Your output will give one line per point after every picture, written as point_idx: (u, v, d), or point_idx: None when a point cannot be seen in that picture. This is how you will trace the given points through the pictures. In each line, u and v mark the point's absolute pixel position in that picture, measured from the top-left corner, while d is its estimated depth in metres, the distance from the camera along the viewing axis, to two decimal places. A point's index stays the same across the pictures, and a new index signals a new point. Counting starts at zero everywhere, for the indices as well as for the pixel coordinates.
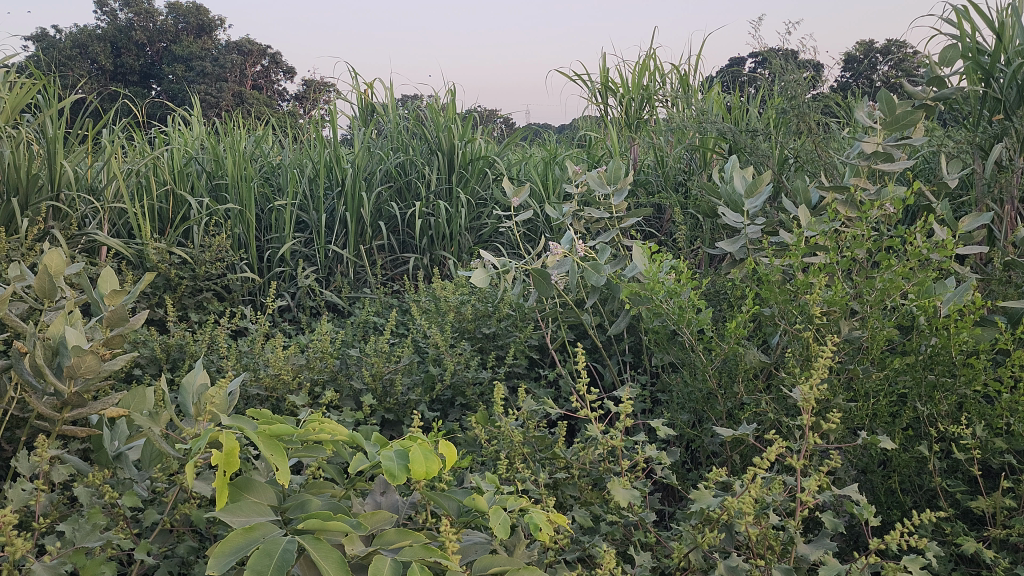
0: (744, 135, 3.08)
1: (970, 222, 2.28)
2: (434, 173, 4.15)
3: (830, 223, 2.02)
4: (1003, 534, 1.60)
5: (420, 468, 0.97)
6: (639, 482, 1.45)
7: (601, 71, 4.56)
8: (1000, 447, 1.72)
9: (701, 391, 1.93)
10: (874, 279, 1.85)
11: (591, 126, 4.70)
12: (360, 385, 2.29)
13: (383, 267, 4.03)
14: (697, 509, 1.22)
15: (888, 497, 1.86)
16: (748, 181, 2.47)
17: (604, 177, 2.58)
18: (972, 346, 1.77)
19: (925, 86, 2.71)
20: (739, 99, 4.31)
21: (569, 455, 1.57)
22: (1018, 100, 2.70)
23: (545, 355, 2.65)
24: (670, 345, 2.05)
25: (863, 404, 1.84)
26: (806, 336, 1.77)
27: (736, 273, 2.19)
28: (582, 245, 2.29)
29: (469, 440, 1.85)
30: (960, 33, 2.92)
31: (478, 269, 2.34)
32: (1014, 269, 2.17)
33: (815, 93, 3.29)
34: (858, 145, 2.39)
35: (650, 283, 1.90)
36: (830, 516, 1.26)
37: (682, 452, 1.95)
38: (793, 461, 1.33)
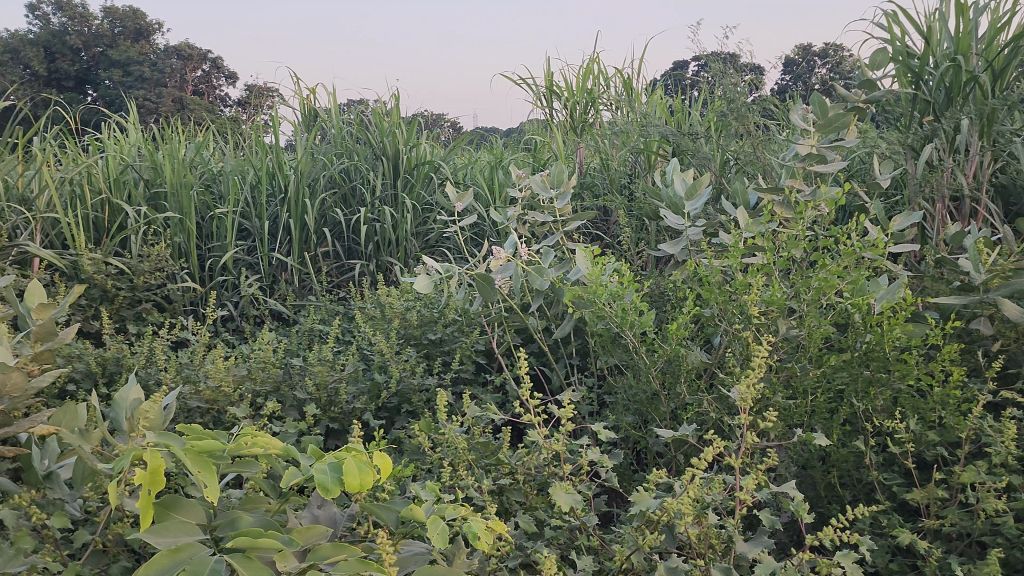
0: (686, 138, 3.16)
1: (902, 221, 2.34)
2: (379, 178, 4.12)
3: (768, 224, 2.07)
4: (938, 524, 1.64)
5: (354, 481, 0.95)
6: (583, 485, 1.46)
7: (545, 75, 4.59)
8: (933, 440, 1.77)
9: (645, 393, 1.95)
10: (811, 279, 1.89)
11: (537, 130, 4.73)
12: (304, 394, 2.25)
13: (329, 274, 3.99)
14: (638, 511, 1.22)
15: (828, 492, 1.90)
16: (688, 183, 2.49)
17: (547, 181, 2.58)
18: (905, 342, 1.82)
19: (859, 89, 2.77)
20: (681, 102, 4.38)
21: (514, 460, 1.59)
22: (946, 102, 2.84)
23: (492, 360, 2.65)
24: (614, 348, 2.05)
25: (802, 402, 1.88)
26: (746, 335, 1.80)
27: (677, 275, 2.22)
28: (525, 250, 2.29)
29: (413, 448, 1.84)
30: (891, 37, 3.04)
31: (422, 275, 2.32)
32: (944, 266, 2.24)
33: (753, 95, 3.36)
34: (795, 147, 2.42)
35: (593, 285, 1.91)
36: (767, 514, 1.28)
37: (628, 454, 1.96)
38: (732, 461, 1.35)
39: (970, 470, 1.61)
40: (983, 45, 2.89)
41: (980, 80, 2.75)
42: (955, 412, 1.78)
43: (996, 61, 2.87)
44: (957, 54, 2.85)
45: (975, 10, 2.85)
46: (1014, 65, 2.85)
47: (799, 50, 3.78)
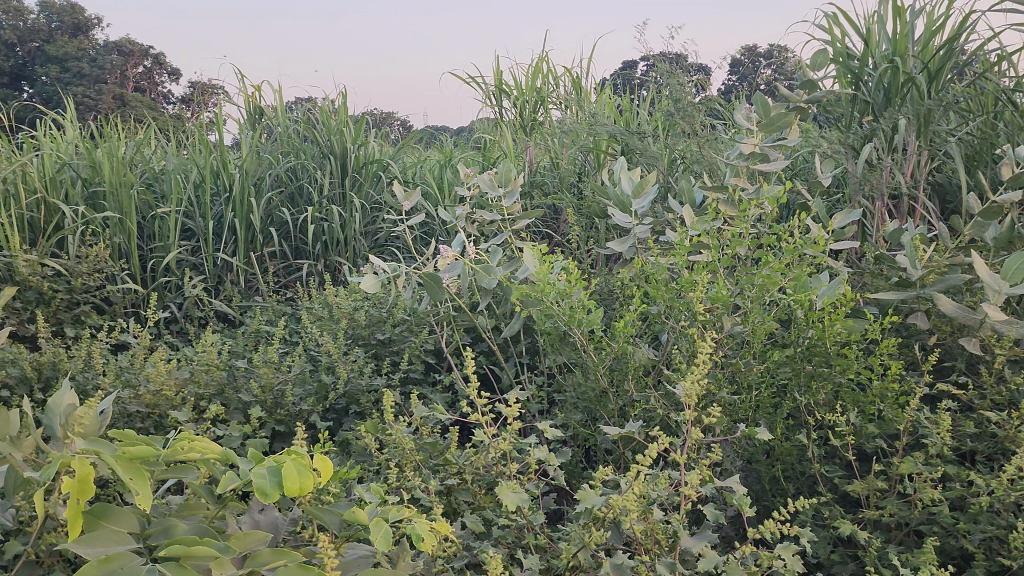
0: (634, 137, 3.19)
1: (843, 219, 2.39)
2: (326, 177, 4.06)
3: (713, 222, 2.09)
4: (877, 514, 1.68)
5: (294, 485, 0.94)
6: (530, 484, 1.46)
7: (494, 74, 4.59)
8: (872, 432, 1.81)
9: (593, 390, 1.95)
10: (754, 276, 1.92)
11: (487, 129, 4.73)
12: (248, 397, 2.21)
13: (276, 274, 3.93)
14: (583, 509, 1.22)
15: (771, 485, 1.93)
16: (635, 182, 2.51)
17: (494, 180, 2.57)
18: (846, 338, 1.85)
19: (801, 89, 2.81)
20: (629, 101, 4.41)
21: (462, 460, 1.59)
22: (884, 103, 2.91)
23: (441, 359, 2.64)
24: (562, 346, 2.05)
25: (746, 397, 1.90)
26: (692, 332, 1.82)
27: (624, 273, 2.23)
28: (472, 249, 2.28)
29: (360, 450, 1.82)
30: (831, 38, 3.10)
31: (369, 274, 2.29)
32: (883, 262, 2.29)
33: (700, 95, 3.40)
34: (739, 146, 2.45)
35: (541, 284, 1.91)
36: (711, 508, 1.30)
37: (576, 452, 1.98)
38: (677, 457, 1.36)
39: (908, 461, 1.65)
40: (919, 46, 2.97)
41: (917, 81, 2.82)
42: (893, 404, 1.82)
43: (932, 63, 2.94)
44: (894, 56, 2.92)
45: (911, 13, 2.93)
46: (949, 66, 2.93)
47: (744, 51, 3.83)
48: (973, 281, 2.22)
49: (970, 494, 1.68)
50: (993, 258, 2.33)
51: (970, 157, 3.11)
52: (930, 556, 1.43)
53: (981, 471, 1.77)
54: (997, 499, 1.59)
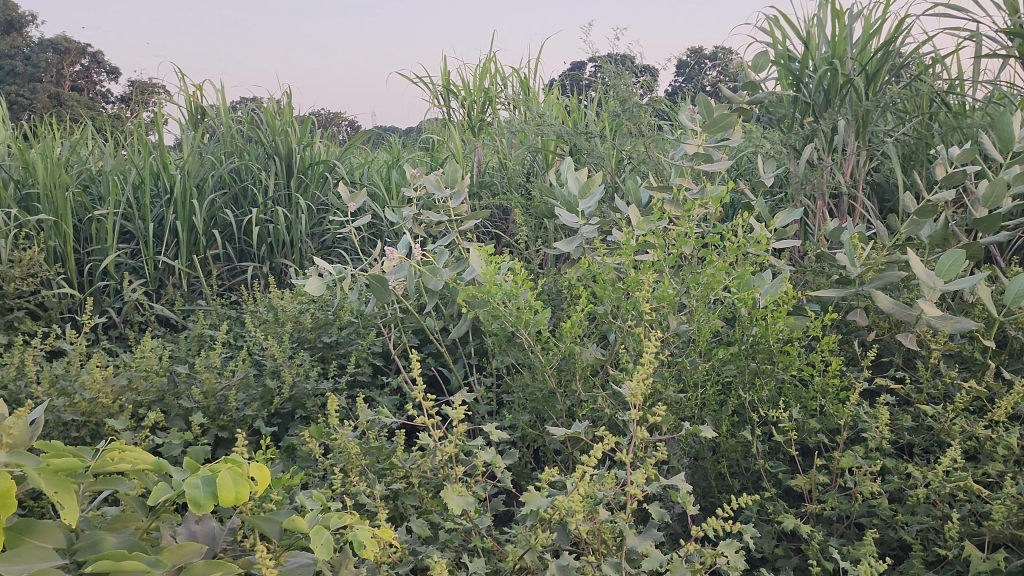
0: (581, 137, 3.21)
1: (784, 218, 2.43)
2: (271, 178, 4.00)
3: (658, 222, 2.10)
4: (820, 508, 1.71)
5: (229, 494, 0.91)
6: (476, 487, 1.45)
7: (442, 73, 4.57)
8: (814, 427, 1.84)
9: (541, 391, 1.95)
10: (699, 275, 1.93)
11: (435, 128, 4.70)
12: (190, 403, 2.15)
13: (220, 277, 3.85)
14: (529, 511, 1.22)
15: (718, 482, 1.95)
16: (581, 182, 2.51)
17: (441, 180, 2.56)
18: (788, 335, 1.88)
19: (743, 91, 2.86)
20: (577, 102, 4.43)
21: (408, 464, 1.57)
22: (824, 104, 2.96)
23: (389, 362, 2.62)
24: (509, 347, 2.05)
25: (692, 395, 1.92)
26: (638, 331, 1.82)
27: (572, 274, 2.24)
28: (418, 250, 2.26)
29: (305, 455, 1.79)
30: (773, 40, 3.15)
31: (314, 277, 2.26)
32: (824, 260, 2.34)
33: (646, 96, 3.43)
34: (683, 146, 2.48)
35: (488, 284, 1.90)
36: (656, 507, 1.30)
37: (525, 453, 1.97)
38: (623, 456, 1.36)
39: (848, 455, 1.69)
40: (857, 49, 3.03)
41: (855, 83, 2.88)
42: (834, 400, 1.86)
43: (870, 65, 3.01)
44: (833, 58, 2.98)
45: (849, 16, 2.99)
46: (887, 68, 3.00)
47: (690, 53, 3.88)
48: (910, 278, 2.28)
49: (908, 487, 1.71)
50: (928, 255, 2.39)
51: (906, 157, 3.19)
52: (870, 548, 1.45)
53: (918, 463, 1.81)
54: (934, 490, 1.63)
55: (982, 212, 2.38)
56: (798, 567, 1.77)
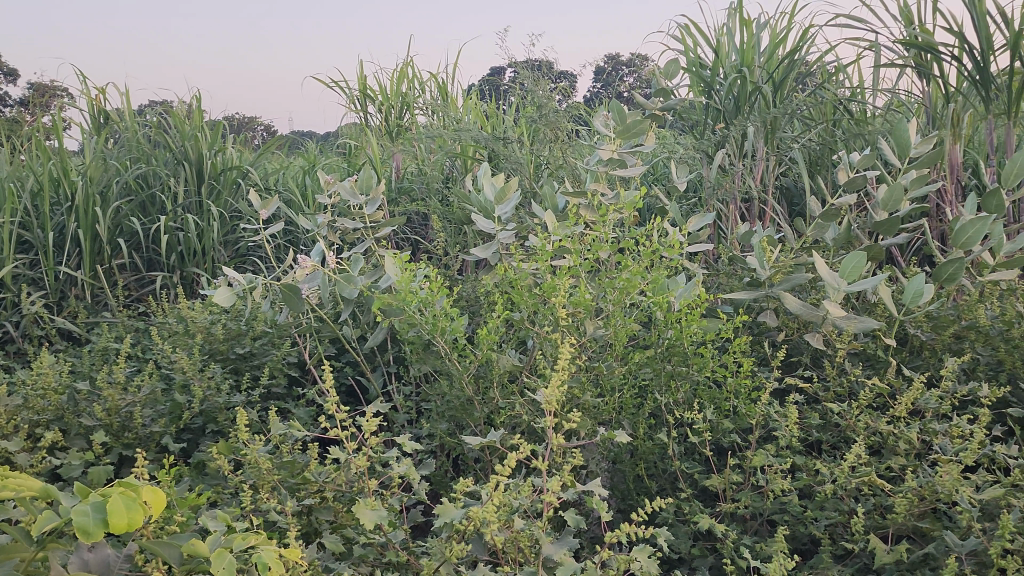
0: (498, 143, 3.22)
1: (697, 222, 2.47)
2: (180, 184, 3.87)
3: (573, 227, 2.11)
4: (733, 507, 1.74)
5: (120, 520, 0.89)
6: (391, 500, 1.42)
7: (358, 78, 4.51)
8: (727, 428, 1.88)
9: (458, 399, 1.93)
10: (615, 280, 1.95)
11: (352, 133, 4.64)
12: (91, 421, 2.06)
13: (127, 287, 3.71)
14: (442, 523, 1.21)
15: (636, 485, 1.97)
16: (498, 188, 2.50)
17: (355, 187, 2.54)
18: (701, 337, 1.91)
19: (655, 97, 2.91)
20: (496, 108, 4.44)
21: (322, 478, 1.53)
22: (735, 110, 3.04)
23: (305, 372, 2.56)
24: (426, 355, 2.02)
25: (609, 399, 1.93)
26: (554, 337, 1.82)
27: (489, 281, 2.23)
28: (332, 257, 2.22)
29: (214, 471, 1.73)
30: (684, 48, 3.22)
31: (223, 287, 2.19)
32: (737, 262, 2.41)
33: (563, 102, 3.47)
34: (597, 152, 2.50)
35: (403, 292, 1.87)
36: (572, 514, 1.30)
37: (443, 462, 1.96)
38: (538, 463, 1.36)
39: (760, 454, 1.72)
40: (764, 57, 3.13)
41: (763, 90, 2.96)
42: (746, 400, 1.90)
43: (777, 72, 3.10)
44: (742, 66, 3.07)
45: (756, 25, 3.09)
46: (792, 77, 3.10)
47: (607, 59, 3.93)
48: (816, 280, 2.35)
49: (816, 483, 1.76)
50: (833, 257, 2.48)
51: (813, 162, 3.31)
52: (780, 545, 1.49)
53: (826, 459, 1.87)
54: (840, 486, 1.68)
55: (882, 215, 2.48)
56: (713, 566, 1.79)
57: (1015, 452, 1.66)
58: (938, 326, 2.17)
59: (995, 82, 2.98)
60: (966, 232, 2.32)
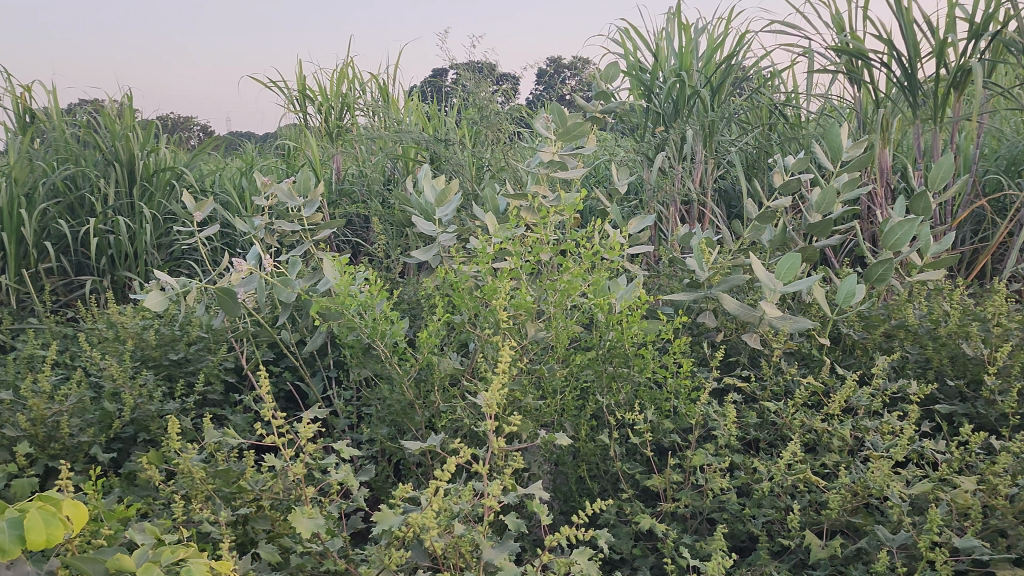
0: (439, 145, 3.20)
1: (638, 224, 2.48)
2: (111, 185, 3.75)
3: (514, 229, 2.11)
4: (673, 507, 1.76)
5: (38, 536, 0.90)
6: (329, 508, 1.40)
7: (297, 78, 4.44)
8: (668, 428, 1.89)
9: (399, 403, 1.91)
10: (556, 282, 1.95)
11: (291, 134, 4.56)
12: (14, 432, 1.97)
13: (54, 292, 3.58)
14: (380, 531, 1.19)
15: (578, 486, 1.97)
16: (438, 190, 2.48)
17: (293, 189, 2.48)
18: (642, 338, 1.93)
19: (596, 100, 2.93)
20: (437, 110, 4.41)
21: (258, 487, 1.50)
22: (674, 113, 3.07)
23: (243, 378, 2.50)
24: (366, 359, 1.99)
25: (551, 401, 1.93)
26: (495, 340, 1.81)
27: (430, 284, 2.21)
28: (269, 260, 2.18)
29: (145, 482, 1.68)
30: (624, 52, 3.25)
31: (155, 291, 2.12)
32: (677, 264, 2.45)
33: (505, 105, 3.47)
34: (538, 154, 2.49)
35: (342, 295, 1.83)
36: (513, 517, 1.30)
37: (384, 467, 1.93)
38: (478, 467, 1.35)
39: (699, 454, 1.74)
40: (702, 62, 3.18)
41: (701, 94, 3.01)
42: (686, 401, 1.92)
43: (715, 77, 3.15)
44: (681, 70, 3.11)
45: (694, 30, 3.14)
46: (729, 81, 3.16)
47: (549, 62, 3.95)
48: (753, 281, 2.40)
49: (755, 481, 1.79)
50: (770, 258, 2.52)
51: (750, 165, 3.37)
52: (719, 543, 1.50)
53: (764, 457, 1.90)
54: (777, 483, 1.71)
55: (816, 218, 2.53)
56: (654, 565, 1.81)
57: (942, 446, 1.71)
58: (870, 326, 2.22)
59: (922, 89, 3.08)
60: (895, 233, 2.39)
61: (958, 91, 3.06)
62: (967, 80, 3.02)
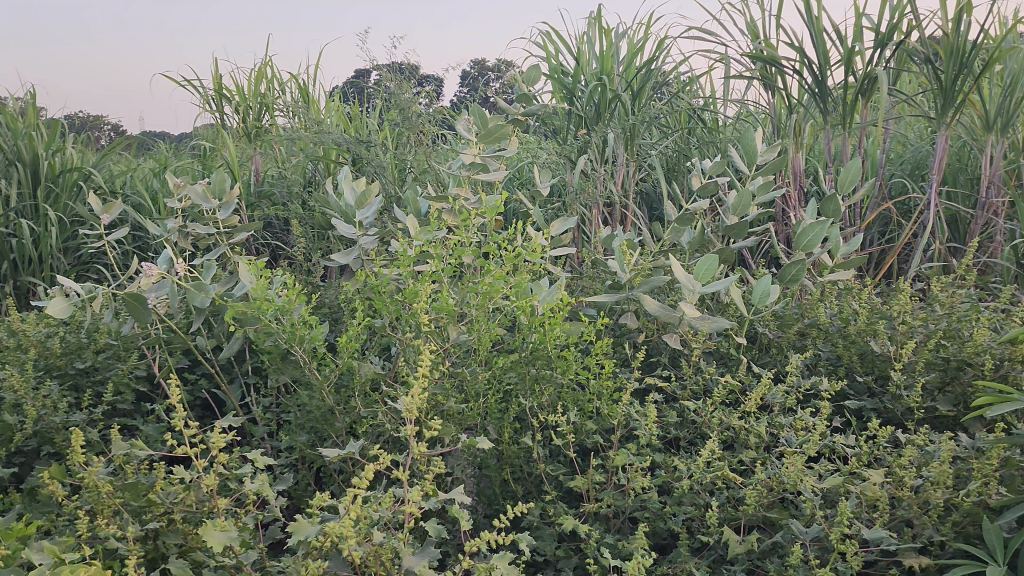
0: (360, 146, 3.16)
1: (559, 226, 2.47)
2: (12, 186, 3.58)
3: (435, 232, 2.09)
4: (595, 507, 1.77)
5: None
6: (244, 518, 1.36)
7: (213, 77, 4.31)
8: (590, 429, 1.90)
9: (319, 409, 1.87)
10: (478, 284, 1.93)
11: (207, 134, 4.43)
12: None
13: None
14: (296, 542, 1.17)
15: (502, 489, 1.97)
16: (358, 192, 2.45)
17: (208, 191, 2.40)
18: (564, 340, 1.93)
19: (517, 103, 2.94)
20: (359, 110, 4.35)
21: (170, 499, 1.44)
22: (596, 116, 3.10)
23: (155, 386, 2.42)
24: (284, 365, 1.94)
25: (474, 404, 1.91)
26: (416, 344, 1.79)
27: (350, 288, 2.17)
28: (181, 265, 2.10)
29: (48, 497, 1.60)
30: (546, 55, 3.27)
31: (58, 297, 2.03)
32: (599, 265, 2.48)
33: (428, 107, 3.45)
34: (460, 157, 2.48)
35: (258, 299, 1.77)
36: (433, 523, 1.29)
37: (304, 474, 1.89)
38: (398, 473, 1.33)
39: (621, 454, 1.76)
40: (623, 66, 3.22)
41: (622, 99, 3.05)
42: (608, 401, 1.93)
43: (635, 81, 3.20)
44: (602, 74, 3.15)
45: (614, 34, 3.18)
46: (648, 85, 3.20)
47: (472, 64, 3.94)
48: (673, 282, 2.44)
49: (674, 479, 1.82)
50: (689, 259, 2.57)
51: (669, 167, 3.43)
52: (640, 542, 1.52)
53: (684, 455, 1.93)
54: (696, 481, 1.73)
55: (733, 220, 2.59)
56: (577, 566, 1.81)
57: (851, 441, 1.77)
58: (784, 325, 2.30)
59: (831, 95, 3.19)
60: (807, 235, 2.47)
61: (865, 98, 3.18)
62: (873, 87, 3.13)
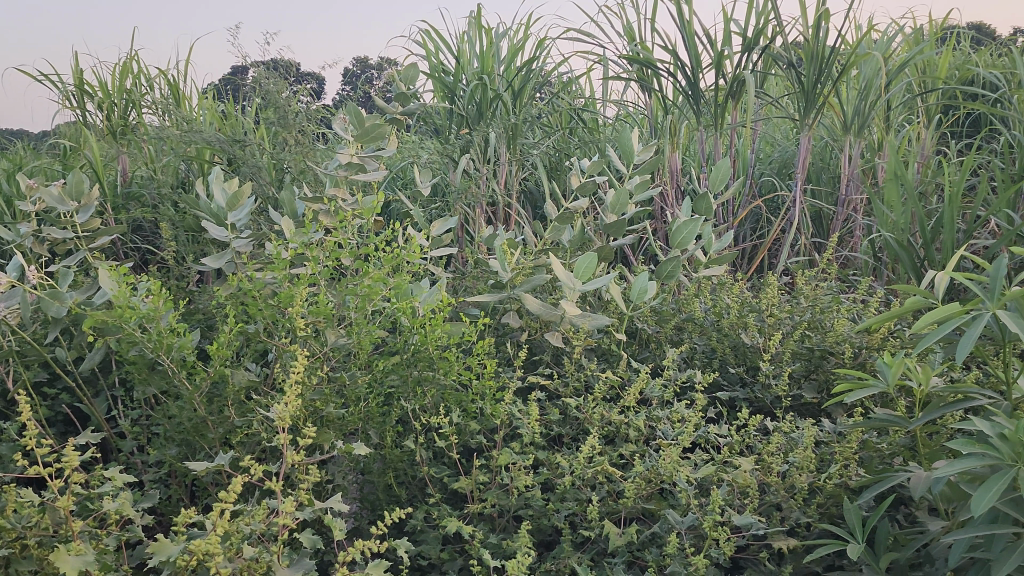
0: (234, 145, 3.04)
1: (440, 226, 2.45)
2: None
3: (311, 233, 2.03)
4: (479, 507, 1.76)
5: None
6: (105, 539, 1.28)
7: (75, 72, 4.07)
8: (473, 429, 1.90)
9: (190, 420, 1.79)
10: (356, 286, 1.89)
11: (68, 132, 4.18)
12: None
13: None
14: (157, 563, 1.12)
15: (386, 494, 1.94)
16: (229, 193, 2.35)
17: (64, 192, 2.25)
18: (447, 341, 1.91)
19: (397, 102, 2.90)
20: (234, 108, 4.20)
21: (22, 523, 1.35)
22: (478, 115, 3.11)
23: (11, 402, 2.26)
24: (152, 375, 1.84)
25: (355, 408, 1.87)
26: (291, 349, 1.74)
27: (223, 292, 2.09)
28: (34, 272, 1.95)
29: None
30: (426, 53, 3.25)
31: None
32: (481, 265, 2.47)
33: (306, 106, 3.36)
34: (336, 157, 2.43)
35: (121, 307, 1.66)
36: (308, 535, 1.26)
37: (175, 488, 1.80)
38: (270, 484, 1.29)
39: (503, 453, 1.76)
40: (504, 66, 3.24)
41: (503, 98, 3.06)
42: (491, 401, 1.93)
43: (516, 81, 3.21)
44: (482, 74, 3.15)
45: (494, 33, 3.18)
46: (530, 86, 3.25)
47: (353, 61, 3.87)
48: (554, 280, 2.46)
49: (556, 475, 1.83)
50: (570, 257, 2.60)
51: (551, 167, 3.47)
52: (522, 541, 1.52)
53: (566, 451, 1.95)
54: (578, 477, 1.75)
55: (611, 218, 2.63)
56: (462, 567, 1.81)
57: (723, 431, 1.83)
58: (662, 321, 2.36)
59: (703, 96, 3.30)
60: (680, 232, 2.54)
61: (735, 100, 3.31)
62: (742, 89, 3.26)
